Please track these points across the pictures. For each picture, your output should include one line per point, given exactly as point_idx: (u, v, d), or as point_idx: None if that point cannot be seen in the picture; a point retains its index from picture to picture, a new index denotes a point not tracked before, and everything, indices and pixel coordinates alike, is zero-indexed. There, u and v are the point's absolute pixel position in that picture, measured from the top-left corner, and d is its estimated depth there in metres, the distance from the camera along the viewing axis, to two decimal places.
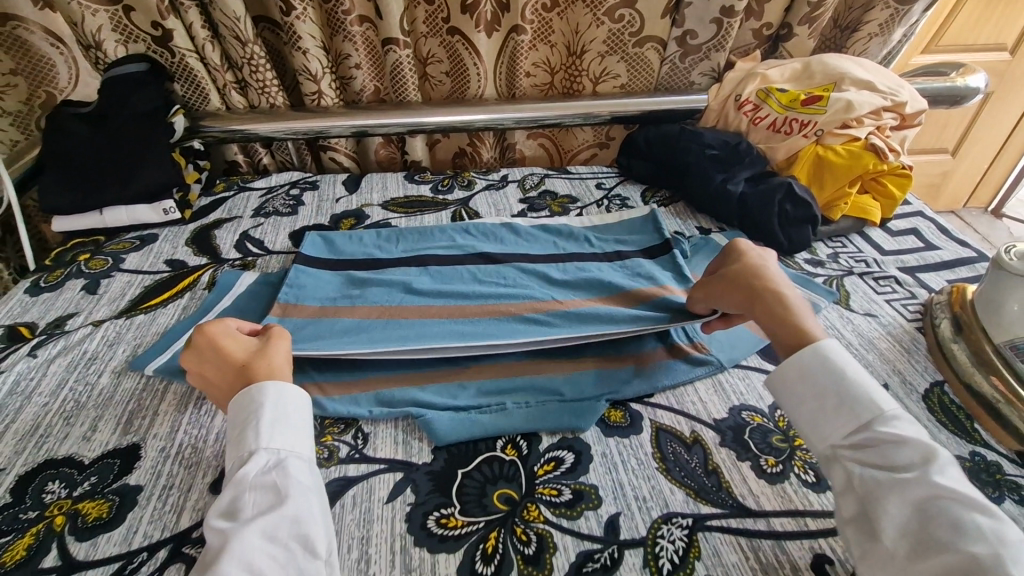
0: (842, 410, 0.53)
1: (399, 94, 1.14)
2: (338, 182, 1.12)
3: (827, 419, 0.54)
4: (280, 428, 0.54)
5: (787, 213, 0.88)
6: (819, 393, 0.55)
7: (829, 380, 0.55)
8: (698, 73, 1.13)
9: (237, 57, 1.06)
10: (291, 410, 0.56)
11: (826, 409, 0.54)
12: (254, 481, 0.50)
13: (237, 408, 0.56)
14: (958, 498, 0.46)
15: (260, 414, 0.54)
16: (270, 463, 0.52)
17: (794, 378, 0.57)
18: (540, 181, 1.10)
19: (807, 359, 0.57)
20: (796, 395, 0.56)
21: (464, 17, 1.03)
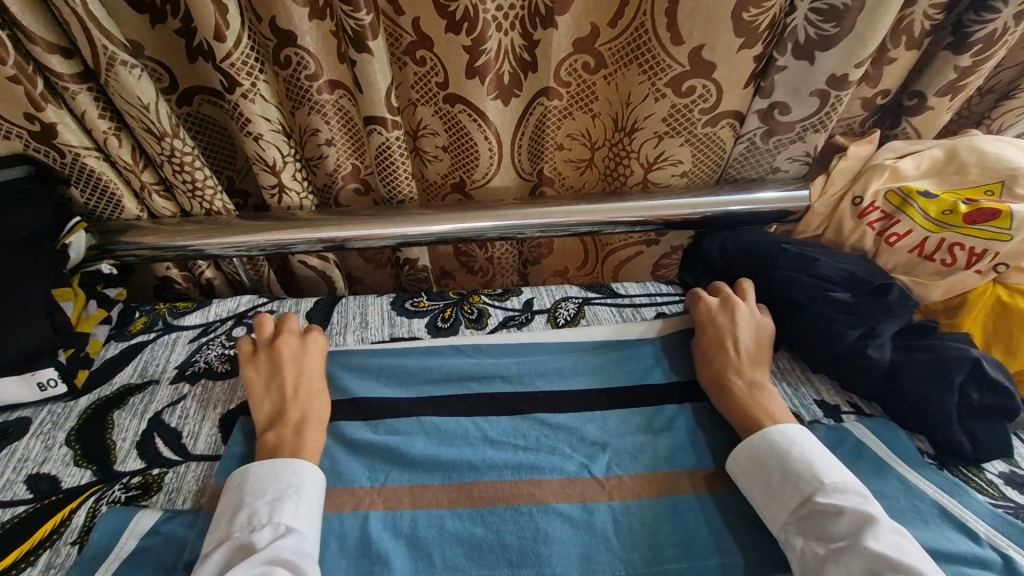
0: (785, 489, 0.54)
1: (391, 188, 0.85)
2: (300, 313, 0.82)
3: (771, 497, 0.55)
4: (309, 511, 0.54)
5: (969, 401, 0.57)
6: (764, 475, 0.56)
7: (773, 462, 0.56)
8: (787, 158, 0.83)
9: (153, 152, 0.76)
10: (319, 497, 0.55)
11: (774, 490, 0.55)
12: (284, 562, 0.49)
13: (261, 476, 0.55)
14: (893, 565, 0.46)
15: (285, 484, 0.55)
16: (300, 549, 0.50)
17: (744, 463, 0.57)
18: (580, 311, 0.80)
19: (757, 444, 0.58)
20: (742, 481, 0.57)
21: (471, 83, 0.72)
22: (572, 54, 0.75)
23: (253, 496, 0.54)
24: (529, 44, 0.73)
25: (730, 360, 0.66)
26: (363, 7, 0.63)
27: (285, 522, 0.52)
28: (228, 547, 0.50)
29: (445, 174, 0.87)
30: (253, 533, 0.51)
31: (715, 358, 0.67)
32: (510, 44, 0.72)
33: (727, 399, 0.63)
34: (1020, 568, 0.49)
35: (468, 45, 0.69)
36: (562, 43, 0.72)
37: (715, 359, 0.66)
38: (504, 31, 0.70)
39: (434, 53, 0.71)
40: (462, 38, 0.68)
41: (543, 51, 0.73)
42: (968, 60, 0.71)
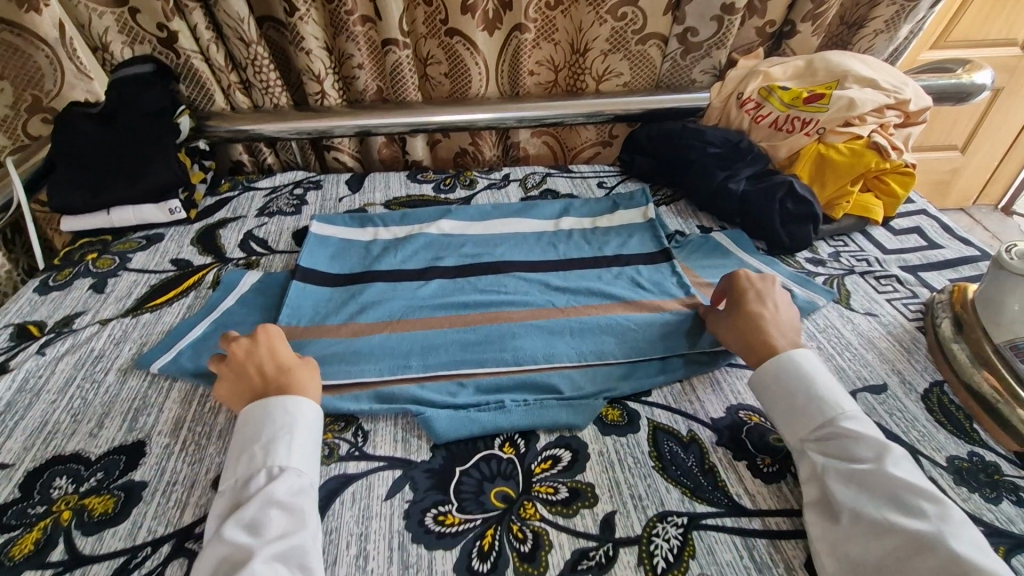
0: (811, 411, 0.57)
1: (400, 94, 1.15)
2: (341, 182, 1.15)
3: (796, 416, 0.58)
4: (305, 451, 0.56)
5: (787, 210, 0.88)
6: (787, 399, 0.59)
7: (804, 388, 0.58)
8: (700, 71, 1.11)
9: (241, 57, 1.07)
10: (315, 436, 0.58)
11: (799, 412, 0.58)
12: (279, 502, 0.52)
13: (259, 421, 0.57)
14: (909, 485, 0.49)
15: (283, 421, 0.57)
16: (295, 486, 0.53)
17: (770, 385, 0.61)
18: (542, 180, 1.11)
19: (785, 380, 0.60)
20: (767, 401, 0.61)
21: (464, 18, 1.02)
22: None
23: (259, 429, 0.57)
24: None
25: (764, 320, 0.65)
26: None
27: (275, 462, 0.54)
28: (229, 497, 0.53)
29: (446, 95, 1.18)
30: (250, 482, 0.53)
31: (745, 314, 0.66)
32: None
33: (760, 351, 0.63)
34: (794, 292, 0.79)
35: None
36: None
37: (745, 318, 0.66)
38: None
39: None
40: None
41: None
42: None
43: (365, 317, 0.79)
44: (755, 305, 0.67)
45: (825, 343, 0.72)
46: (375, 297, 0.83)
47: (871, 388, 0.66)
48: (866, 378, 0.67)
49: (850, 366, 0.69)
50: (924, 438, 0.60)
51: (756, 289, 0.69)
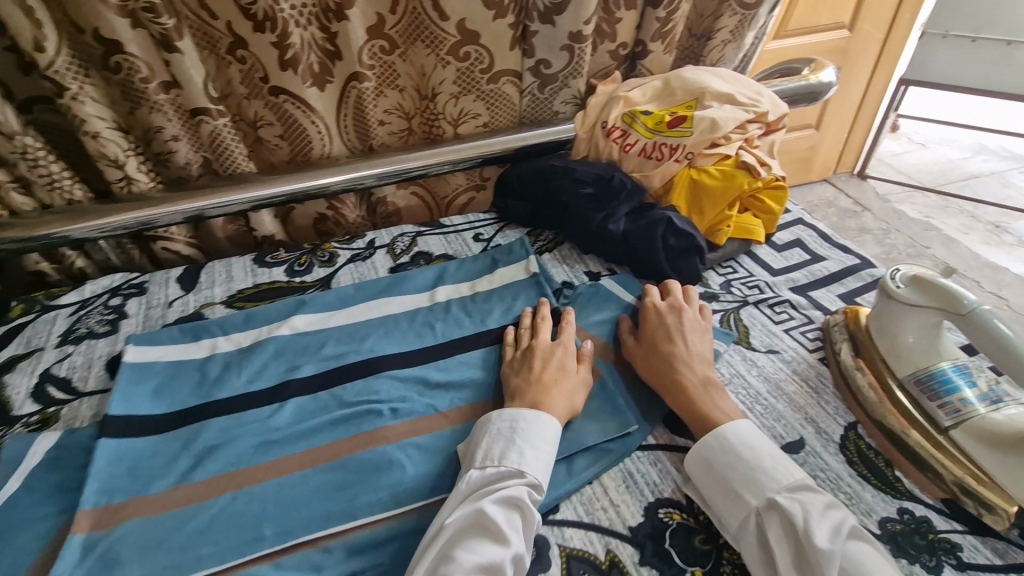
0: (774, 469, 0.54)
1: (229, 168, 0.98)
2: (171, 280, 0.95)
3: (762, 471, 0.53)
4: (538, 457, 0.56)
5: (671, 246, 0.82)
6: (751, 454, 0.55)
7: (768, 446, 0.56)
8: (562, 102, 1.04)
9: (6, 152, 0.86)
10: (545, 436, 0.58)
11: (761, 469, 0.54)
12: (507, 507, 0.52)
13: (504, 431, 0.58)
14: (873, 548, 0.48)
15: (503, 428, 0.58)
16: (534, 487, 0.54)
17: (719, 445, 0.56)
18: (412, 242, 0.98)
19: (746, 434, 0.56)
20: (727, 457, 0.55)
21: (286, 74, 0.88)
22: (370, 41, 0.90)
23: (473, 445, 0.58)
24: (331, 37, 0.88)
25: (679, 358, 0.65)
26: (163, 13, 0.79)
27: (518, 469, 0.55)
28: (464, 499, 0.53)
29: (288, 160, 1.01)
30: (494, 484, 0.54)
31: (659, 353, 0.66)
32: (312, 37, 0.88)
33: (674, 392, 0.63)
34: None
35: (275, 42, 0.84)
36: (357, 33, 0.87)
37: (659, 357, 0.66)
38: (303, 26, 0.86)
39: (249, 53, 0.86)
40: (268, 35, 0.83)
41: (342, 41, 0.87)
42: (662, 12, 0.95)
43: (202, 473, 0.63)
44: (669, 343, 0.67)
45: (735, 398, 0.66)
46: (213, 440, 0.66)
47: (789, 446, 0.60)
48: (782, 434, 0.62)
49: (765, 423, 0.63)
50: (852, 502, 0.55)
51: (670, 325, 0.69)
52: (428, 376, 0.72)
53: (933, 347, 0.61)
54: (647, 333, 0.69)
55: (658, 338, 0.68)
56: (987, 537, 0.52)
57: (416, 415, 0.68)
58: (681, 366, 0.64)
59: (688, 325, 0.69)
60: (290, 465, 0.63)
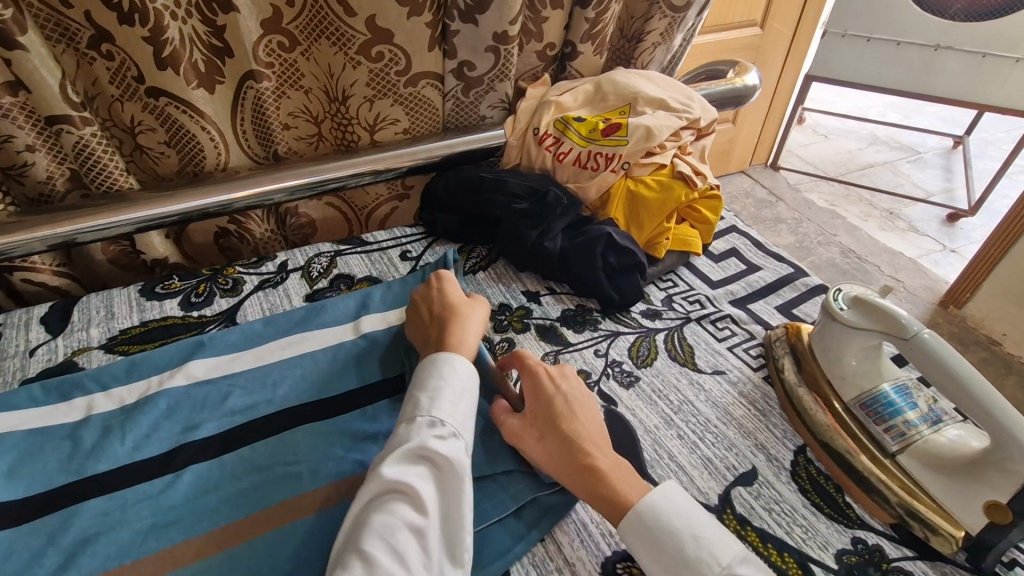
0: (696, 560, 0.46)
1: (103, 183, 0.84)
2: (33, 320, 0.79)
3: (684, 569, 0.46)
4: (457, 403, 0.55)
5: (611, 264, 0.79)
6: (663, 549, 0.48)
7: (687, 525, 0.48)
8: (488, 105, 0.96)
9: None
10: (467, 385, 0.57)
11: (682, 564, 0.46)
12: (425, 452, 0.50)
13: (427, 369, 0.58)
14: None
15: (450, 381, 0.56)
16: (451, 434, 0.52)
17: (642, 531, 0.49)
18: (330, 264, 0.88)
19: (655, 519, 0.49)
20: (646, 555, 0.48)
21: (165, 75, 0.76)
22: (265, 36, 0.80)
23: (412, 391, 0.56)
24: (217, 30, 0.77)
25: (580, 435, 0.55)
26: None
27: (460, 426, 0.53)
28: (393, 439, 0.53)
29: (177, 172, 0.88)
30: (419, 423, 0.53)
31: (559, 436, 0.55)
32: (193, 32, 0.76)
33: (583, 480, 0.53)
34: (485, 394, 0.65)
35: (147, 37, 0.72)
36: (249, 24, 0.77)
37: (561, 438, 0.55)
38: (182, 19, 0.74)
39: (117, 47, 0.72)
40: (137, 29, 0.71)
41: (232, 35, 0.77)
42: (592, 12, 0.90)
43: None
44: (567, 422, 0.56)
45: (685, 428, 0.64)
46: (88, 529, 0.54)
47: (742, 479, 0.58)
48: (734, 465, 0.60)
49: (717, 454, 0.61)
50: (809, 536, 0.54)
51: (564, 395, 0.59)
52: (354, 428, 0.64)
53: (874, 367, 0.62)
54: (537, 416, 0.58)
55: (554, 419, 0.57)
56: (936, 561, 0.52)
57: (343, 476, 0.59)
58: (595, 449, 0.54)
59: (578, 393, 0.60)
60: (188, 553, 0.53)
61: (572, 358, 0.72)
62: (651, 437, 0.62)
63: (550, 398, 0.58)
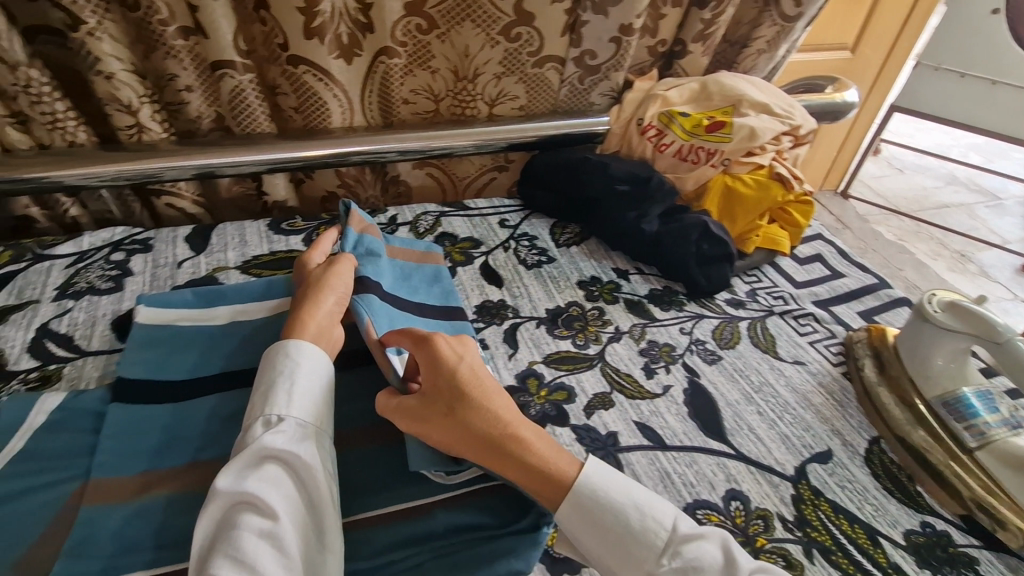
0: (643, 533, 0.50)
1: (246, 127, 0.91)
2: (179, 239, 0.89)
3: (631, 545, 0.49)
4: (305, 398, 0.54)
5: (704, 252, 0.83)
6: (605, 530, 0.50)
7: (620, 499, 0.51)
8: (599, 94, 1.02)
9: (8, 84, 0.76)
10: (318, 379, 0.56)
11: (628, 539, 0.50)
12: (274, 454, 0.50)
13: (265, 366, 0.56)
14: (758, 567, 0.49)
15: (305, 373, 0.55)
16: (295, 434, 0.51)
17: (585, 513, 0.51)
18: (436, 222, 0.96)
19: (586, 498, 0.51)
20: (581, 535, 0.51)
21: (310, 43, 0.82)
22: (405, 17, 0.86)
23: (261, 390, 0.54)
24: (364, 7, 0.83)
25: (488, 421, 0.53)
26: None
27: (307, 421, 0.53)
28: (241, 442, 0.51)
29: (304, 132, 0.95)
30: (251, 431, 0.51)
31: (461, 421, 0.53)
32: (343, 7, 0.82)
33: (507, 458, 0.52)
34: None
35: (302, 7, 0.78)
36: (393, 6, 0.83)
37: (457, 421, 0.53)
38: None
39: (271, 15, 0.80)
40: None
41: (376, 13, 0.83)
42: (708, 13, 0.95)
43: (225, 445, 0.59)
44: (467, 403, 0.54)
45: (765, 406, 0.68)
46: (234, 412, 0.62)
47: (818, 457, 0.63)
48: (811, 445, 0.64)
49: (795, 432, 0.65)
50: (879, 514, 0.58)
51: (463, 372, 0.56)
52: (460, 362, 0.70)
53: (960, 371, 0.64)
54: (430, 397, 0.55)
55: (444, 400, 0.54)
56: (1001, 552, 0.56)
57: None
58: (477, 436, 0.52)
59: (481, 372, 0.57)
60: None
61: (658, 331, 0.77)
62: (732, 409, 0.67)
63: (437, 373, 0.56)
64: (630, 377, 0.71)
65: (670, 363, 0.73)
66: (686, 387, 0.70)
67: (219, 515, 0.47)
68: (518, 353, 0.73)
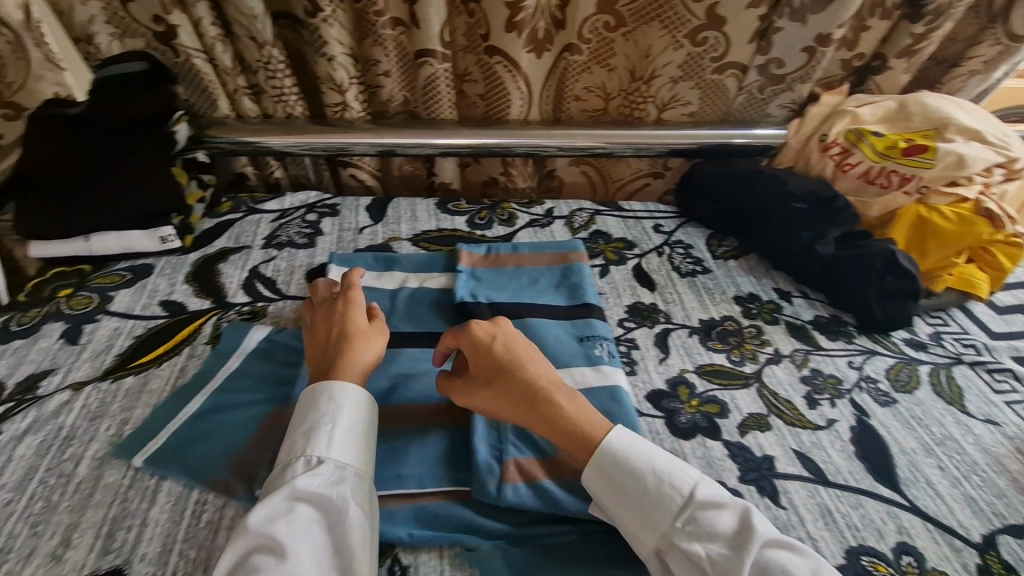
0: (659, 493, 0.50)
1: (431, 111, 0.98)
2: (360, 207, 0.99)
3: (651, 505, 0.50)
4: (348, 439, 0.53)
5: (886, 284, 0.77)
6: (622, 491, 0.51)
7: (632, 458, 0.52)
8: (778, 105, 0.98)
9: (252, 59, 0.89)
10: (361, 421, 0.55)
11: (646, 500, 0.50)
12: (310, 495, 0.49)
13: (306, 405, 0.55)
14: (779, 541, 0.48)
15: (355, 419, 0.55)
16: (333, 477, 0.51)
17: (602, 474, 0.52)
18: (591, 219, 0.97)
19: (603, 459, 0.53)
20: (600, 495, 0.52)
21: (508, 36, 0.86)
22: (596, 14, 0.87)
23: (302, 429, 0.53)
24: (562, 4, 0.87)
25: (524, 382, 0.57)
26: None
27: (348, 463, 0.52)
28: (276, 479, 0.51)
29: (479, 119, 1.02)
30: (290, 468, 0.51)
31: (494, 386, 0.58)
32: (547, 3, 0.85)
33: (537, 419, 0.55)
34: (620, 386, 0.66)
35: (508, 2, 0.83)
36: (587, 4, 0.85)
37: (492, 387, 0.58)
38: None
39: (481, 7, 0.85)
40: None
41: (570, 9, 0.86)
42: (921, 27, 0.87)
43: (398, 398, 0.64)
44: (501, 371, 0.58)
45: (947, 462, 0.62)
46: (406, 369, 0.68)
47: (1012, 529, 0.56)
48: (1003, 514, 0.58)
49: (982, 497, 0.59)
50: None
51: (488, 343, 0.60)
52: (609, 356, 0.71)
53: None
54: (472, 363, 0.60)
55: (480, 366, 0.60)
56: None
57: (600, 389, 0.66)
58: (522, 389, 0.56)
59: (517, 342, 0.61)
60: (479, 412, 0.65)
61: (822, 360, 0.73)
62: (907, 458, 0.62)
63: (472, 342, 0.61)
64: (790, 404, 0.68)
65: (835, 397, 0.69)
66: (853, 425, 0.66)
67: (248, 550, 0.46)
68: (669, 359, 0.73)
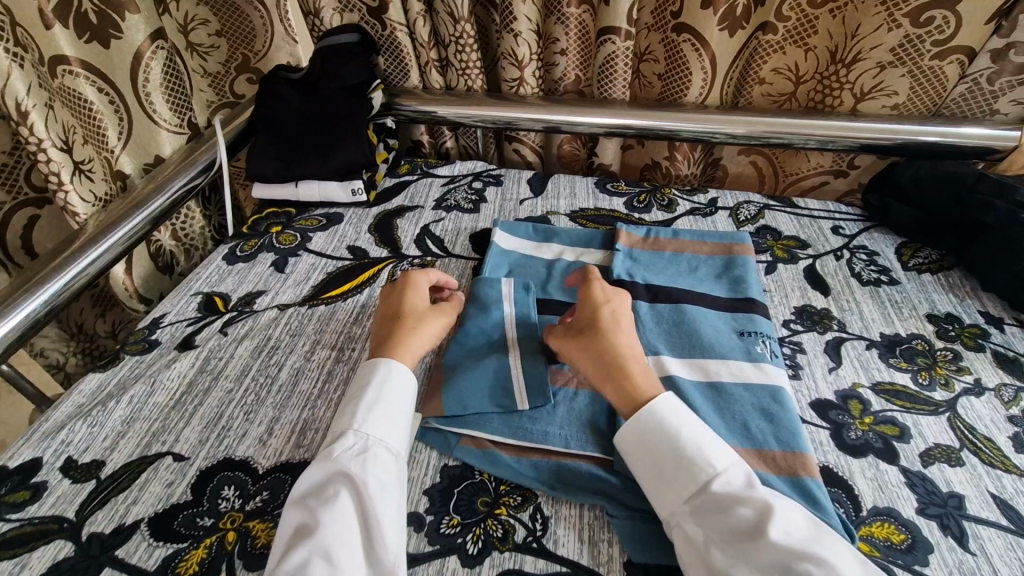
0: (684, 471, 0.50)
1: (604, 90, 0.98)
2: (523, 180, 1.03)
3: (668, 482, 0.51)
4: (376, 413, 0.56)
5: None
6: (658, 466, 0.52)
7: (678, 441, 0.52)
8: (1010, 100, 0.85)
9: (446, 34, 0.96)
10: (400, 403, 0.58)
11: (673, 474, 0.51)
12: (344, 466, 0.52)
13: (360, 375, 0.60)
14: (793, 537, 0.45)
15: (358, 383, 0.59)
16: (359, 448, 0.53)
17: (644, 446, 0.53)
18: (759, 213, 0.91)
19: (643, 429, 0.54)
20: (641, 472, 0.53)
21: (703, 13, 0.83)
22: None
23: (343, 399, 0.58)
24: None
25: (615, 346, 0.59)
26: None
27: (375, 437, 0.54)
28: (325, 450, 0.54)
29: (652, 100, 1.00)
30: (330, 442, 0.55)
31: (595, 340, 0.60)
32: None
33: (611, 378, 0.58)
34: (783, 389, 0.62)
35: None
36: None
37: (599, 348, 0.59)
38: None
39: None
40: None
41: None
42: None
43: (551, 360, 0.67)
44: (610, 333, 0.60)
45: None
46: None
47: None
48: None
49: None
50: None
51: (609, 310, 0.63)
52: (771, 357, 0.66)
53: None
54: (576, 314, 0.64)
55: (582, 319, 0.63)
56: None
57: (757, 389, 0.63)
58: (605, 349, 0.59)
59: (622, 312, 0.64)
60: None
61: None
62: None
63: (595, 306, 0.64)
64: (990, 442, 0.59)
65: None
66: None
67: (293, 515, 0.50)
68: (840, 369, 0.67)
